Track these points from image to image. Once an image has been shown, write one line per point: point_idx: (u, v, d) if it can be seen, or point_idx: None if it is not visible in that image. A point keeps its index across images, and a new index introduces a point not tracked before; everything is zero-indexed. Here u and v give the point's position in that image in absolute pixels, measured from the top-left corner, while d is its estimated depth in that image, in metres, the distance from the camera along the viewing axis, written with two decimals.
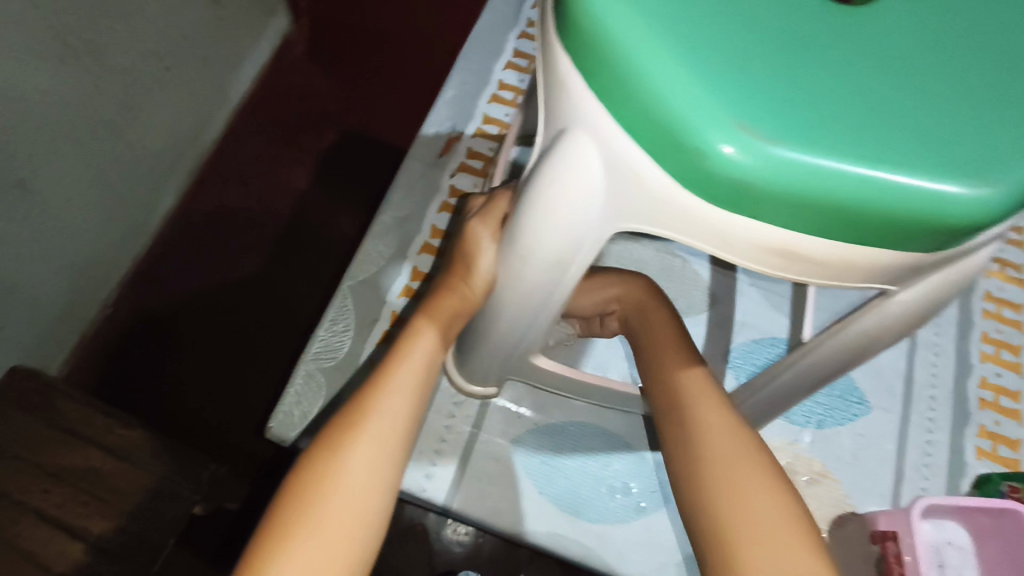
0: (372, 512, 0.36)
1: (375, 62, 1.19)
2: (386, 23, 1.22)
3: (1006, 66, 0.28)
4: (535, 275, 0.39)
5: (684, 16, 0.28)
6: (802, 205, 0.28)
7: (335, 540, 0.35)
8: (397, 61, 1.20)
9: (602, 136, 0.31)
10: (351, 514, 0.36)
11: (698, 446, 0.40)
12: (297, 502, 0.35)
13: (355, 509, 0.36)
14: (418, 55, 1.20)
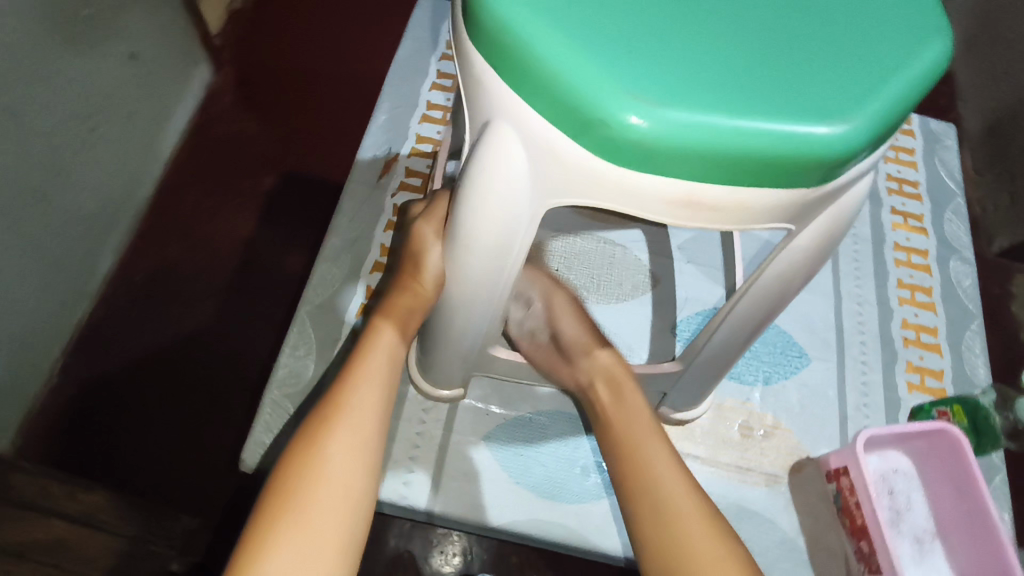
0: (356, 498, 0.40)
1: (297, 101, 1.21)
2: (309, 63, 1.26)
3: (837, 25, 0.35)
4: (473, 262, 0.43)
5: (571, 16, 0.33)
6: (695, 159, 0.33)
7: (324, 520, 0.38)
8: (320, 98, 1.22)
9: (522, 124, 0.35)
10: (337, 499, 0.39)
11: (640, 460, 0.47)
12: (286, 490, 0.39)
13: (342, 494, 0.39)
14: (344, 90, 1.24)
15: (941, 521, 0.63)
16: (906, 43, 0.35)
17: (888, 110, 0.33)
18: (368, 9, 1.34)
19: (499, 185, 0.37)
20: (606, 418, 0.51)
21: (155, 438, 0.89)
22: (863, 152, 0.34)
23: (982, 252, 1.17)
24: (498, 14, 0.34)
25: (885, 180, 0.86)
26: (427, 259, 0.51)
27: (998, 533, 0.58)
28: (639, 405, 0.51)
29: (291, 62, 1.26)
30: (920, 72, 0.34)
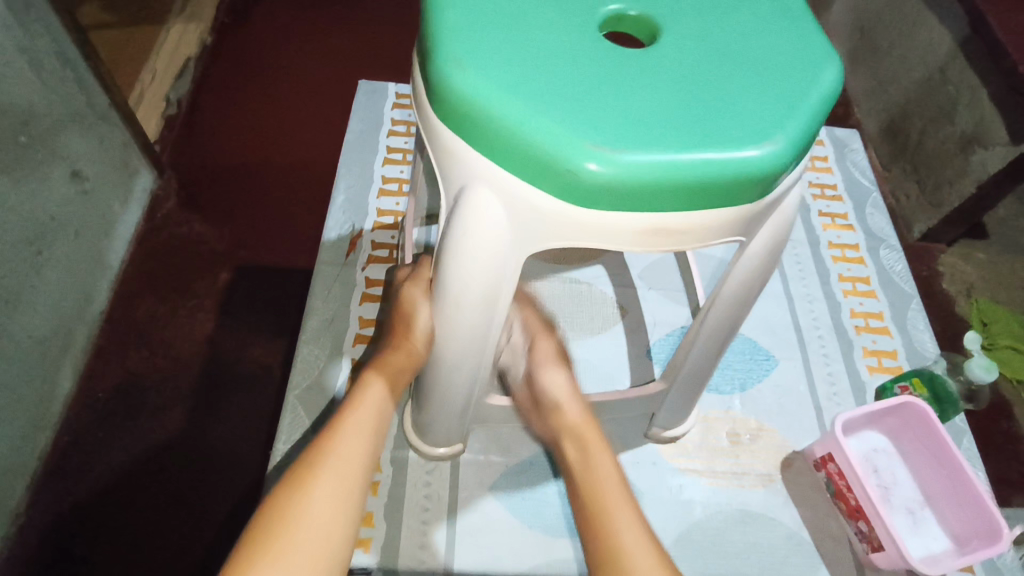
0: (337, 537, 0.41)
1: (245, 196, 1.24)
2: (250, 158, 1.30)
3: (748, 62, 0.41)
4: (465, 316, 0.46)
5: (525, 85, 0.38)
6: (649, 192, 0.37)
7: (302, 556, 0.39)
8: (267, 190, 1.25)
9: (496, 184, 0.39)
10: (318, 536, 0.40)
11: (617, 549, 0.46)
12: (271, 522, 0.40)
13: (323, 530, 0.41)
14: (289, 179, 1.27)
15: (928, 490, 0.67)
16: (809, 68, 0.41)
17: (802, 129, 0.39)
18: (301, 101, 1.40)
19: (479, 240, 0.40)
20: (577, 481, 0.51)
21: (142, 559, 0.86)
22: (787, 167, 0.39)
23: (904, 238, 1.28)
24: (461, 93, 0.38)
25: (809, 187, 0.95)
26: (417, 320, 0.54)
27: (977, 489, 0.62)
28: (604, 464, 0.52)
29: (233, 160, 1.29)
30: (823, 93, 0.40)
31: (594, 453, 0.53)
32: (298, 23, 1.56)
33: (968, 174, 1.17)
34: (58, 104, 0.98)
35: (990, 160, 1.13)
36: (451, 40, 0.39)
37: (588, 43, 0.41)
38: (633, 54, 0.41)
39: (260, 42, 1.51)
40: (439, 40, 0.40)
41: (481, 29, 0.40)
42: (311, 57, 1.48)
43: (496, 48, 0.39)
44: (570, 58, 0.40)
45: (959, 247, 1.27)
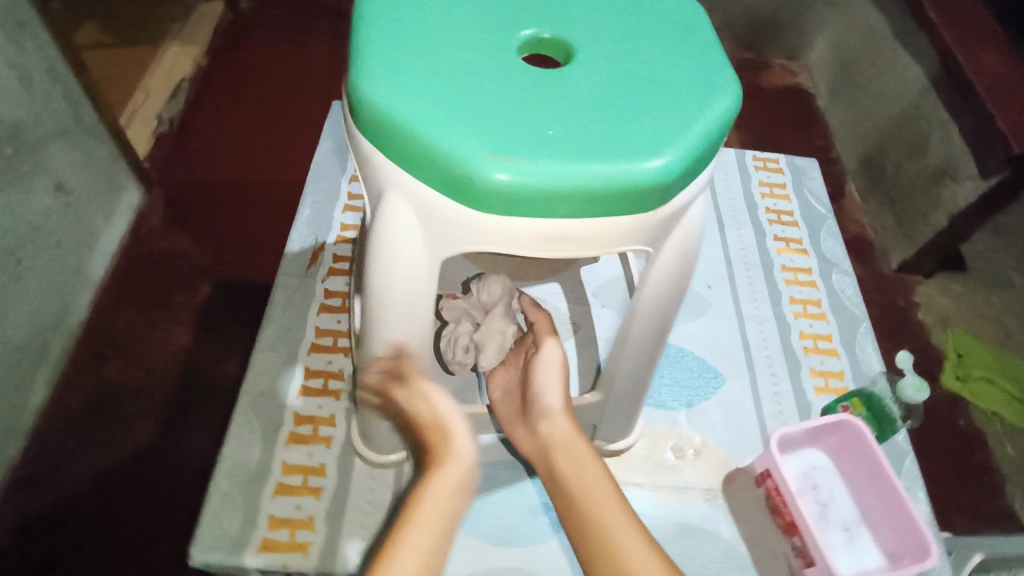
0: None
1: (228, 213, 1.27)
2: (235, 177, 1.33)
3: (651, 82, 0.43)
4: (391, 318, 0.48)
5: (433, 98, 0.40)
6: (546, 199, 0.40)
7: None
8: (251, 207, 1.28)
9: (408, 192, 0.42)
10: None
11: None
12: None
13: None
14: (270, 198, 1.30)
15: (864, 509, 0.68)
16: (709, 90, 0.43)
17: (696, 145, 0.41)
18: (284, 124, 1.44)
19: (396, 244, 0.43)
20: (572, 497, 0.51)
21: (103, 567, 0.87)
22: (684, 179, 0.41)
23: (881, 271, 1.27)
24: (373, 104, 0.40)
25: (766, 213, 0.97)
26: (443, 414, 0.51)
27: (907, 508, 0.64)
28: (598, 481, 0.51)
29: (219, 179, 1.32)
30: (720, 112, 0.42)
31: (586, 468, 0.52)
32: (281, 48, 1.59)
33: (941, 206, 1.19)
34: (44, 119, 1.01)
35: (962, 193, 1.14)
36: (368, 55, 0.42)
37: (501, 60, 0.43)
38: (543, 71, 0.43)
39: (246, 66, 1.54)
40: (357, 54, 0.42)
41: (399, 45, 0.43)
42: (297, 82, 1.52)
43: (411, 63, 0.42)
44: (481, 74, 0.42)
45: (937, 277, 1.27)
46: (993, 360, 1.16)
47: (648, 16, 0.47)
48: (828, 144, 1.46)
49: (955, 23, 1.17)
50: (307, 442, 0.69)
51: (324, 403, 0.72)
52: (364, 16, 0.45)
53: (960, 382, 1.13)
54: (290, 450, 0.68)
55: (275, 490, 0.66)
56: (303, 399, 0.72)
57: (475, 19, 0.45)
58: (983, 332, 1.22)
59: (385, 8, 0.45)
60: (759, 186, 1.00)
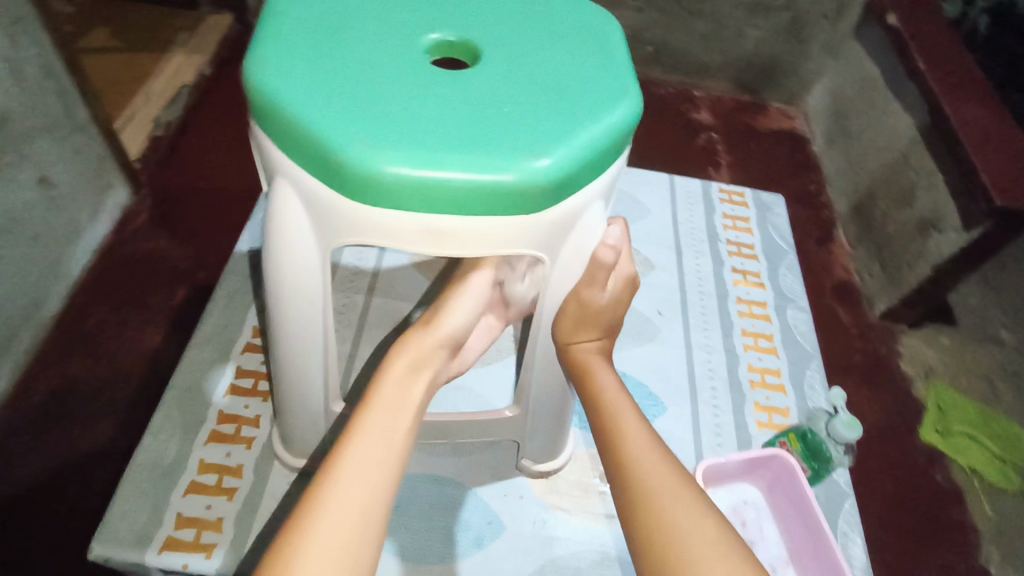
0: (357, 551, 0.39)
1: (205, 211, 1.24)
2: (233, 186, 1.29)
3: (542, 87, 0.44)
4: (290, 308, 0.48)
5: (321, 90, 0.41)
6: (419, 192, 0.39)
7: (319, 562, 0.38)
8: (235, 208, 1.26)
9: (295, 180, 0.42)
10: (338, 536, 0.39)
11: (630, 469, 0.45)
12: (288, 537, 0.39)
13: (350, 516, 0.40)
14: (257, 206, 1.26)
15: (793, 548, 0.67)
16: (603, 101, 0.43)
17: (579, 150, 0.41)
18: None
19: (286, 227, 0.43)
20: (594, 405, 0.51)
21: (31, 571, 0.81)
22: (566, 184, 0.41)
23: (865, 315, 1.26)
24: (260, 90, 0.41)
25: (726, 245, 0.97)
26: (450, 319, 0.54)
27: (833, 551, 0.62)
28: (615, 394, 0.51)
29: (204, 176, 1.30)
30: (609, 121, 0.42)
31: (605, 383, 0.52)
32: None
33: (925, 256, 1.16)
34: (36, 112, 0.96)
35: (944, 245, 1.11)
36: (266, 47, 0.43)
37: (400, 61, 0.44)
38: (440, 73, 0.44)
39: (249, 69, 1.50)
40: (256, 45, 0.43)
41: (299, 42, 0.44)
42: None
43: (308, 58, 0.43)
44: (375, 73, 0.43)
45: (924, 329, 1.25)
46: (976, 416, 1.12)
47: (559, 29, 0.48)
48: (820, 191, 1.45)
49: (944, 74, 1.17)
50: (227, 442, 0.68)
51: (250, 403, 0.71)
52: (274, 11, 0.46)
53: (942, 437, 1.09)
54: (209, 448, 0.67)
55: (187, 488, 0.65)
56: (230, 398, 0.71)
57: (383, 23, 0.46)
58: (969, 388, 1.20)
59: (295, 7, 0.46)
60: (721, 218, 1.00)
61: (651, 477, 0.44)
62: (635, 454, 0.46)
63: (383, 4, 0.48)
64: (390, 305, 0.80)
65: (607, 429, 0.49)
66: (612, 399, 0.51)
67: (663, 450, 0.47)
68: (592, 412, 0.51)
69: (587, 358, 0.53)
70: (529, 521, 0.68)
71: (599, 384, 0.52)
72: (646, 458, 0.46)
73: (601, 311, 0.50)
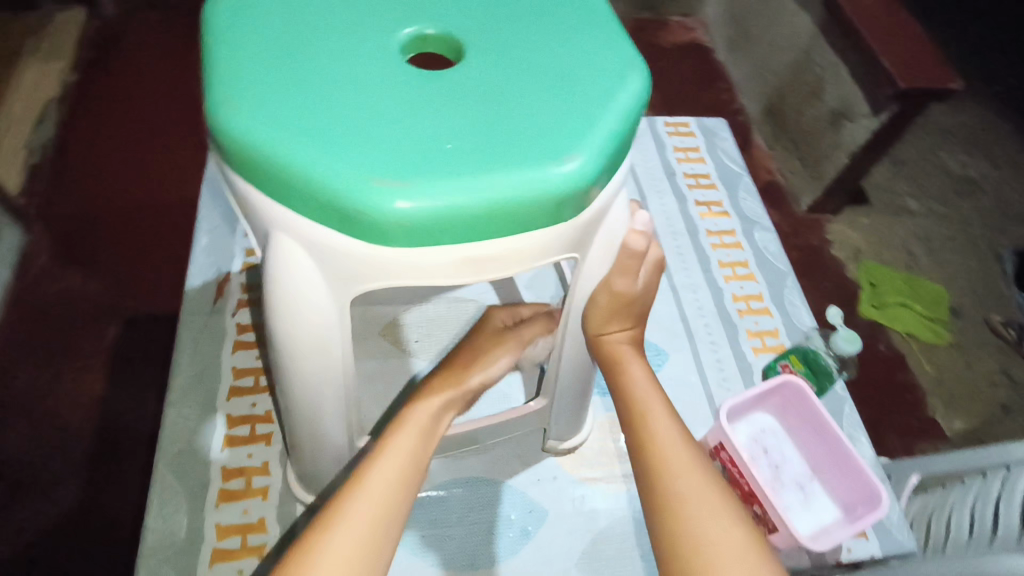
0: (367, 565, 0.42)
1: (111, 228, 1.08)
2: (125, 202, 1.11)
3: (546, 77, 0.40)
4: (309, 364, 0.44)
5: (312, 126, 0.36)
6: (451, 222, 0.35)
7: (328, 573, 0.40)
8: (142, 215, 1.10)
9: (298, 232, 0.37)
10: (347, 550, 0.41)
11: (660, 472, 0.46)
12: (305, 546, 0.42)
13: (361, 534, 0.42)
14: (156, 223, 1.10)
15: (815, 464, 0.71)
16: (614, 81, 0.40)
17: (607, 140, 0.38)
18: (169, 122, 1.24)
19: (297, 285, 0.38)
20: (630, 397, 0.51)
21: None
22: (598, 182, 0.38)
23: (794, 212, 1.30)
24: (239, 139, 0.36)
25: (684, 178, 0.97)
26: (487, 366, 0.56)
27: (854, 459, 0.66)
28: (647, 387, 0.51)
29: (95, 189, 1.13)
30: (626, 101, 0.40)
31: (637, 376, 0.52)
32: (155, 43, 1.36)
33: (841, 145, 1.20)
34: None
35: (858, 132, 1.15)
36: (228, 86, 0.37)
37: (385, 74, 0.39)
38: (432, 81, 0.39)
39: (113, 67, 1.31)
40: (217, 86, 0.37)
41: (264, 71, 0.38)
42: (172, 80, 1.30)
43: (280, 89, 0.37)
44: (362, 93, 0.38)
45: (845, 213, 1.32)
46: (902, 284, 1.21)
47: (538, 6, 0.44)
48: (733, 99, 1.46)
49: None
50: (240, 498, 0.63)
51: (254, 451, 0.66)
52: (221, 40, 0.40)
53: (879, 310, 1.17)
54: (222, 510, 0.62)
55: (211, 558, 0.60)
56: (230, 450, 0.66)
57: (352, 31, 0.41)
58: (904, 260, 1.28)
59: (243, 30, 0.40)
60: (673, 152, 1.00)
61: (682, 482, 0.45)
62: (666, 455, 0.47)
63: (339, 8, 0.42)
64: (372, 311, 0.75)
65: (638, 428, 0.49)
66: (643, 393, 0.51)
67: (693, 452, 0.47)
68: (623, 403, 0.51)
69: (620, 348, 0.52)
70: (567, 499, 0.68)
71: (631, 374, 0.52)
72: (677, 463, 0.46)
73: (636, 298, 0.49)
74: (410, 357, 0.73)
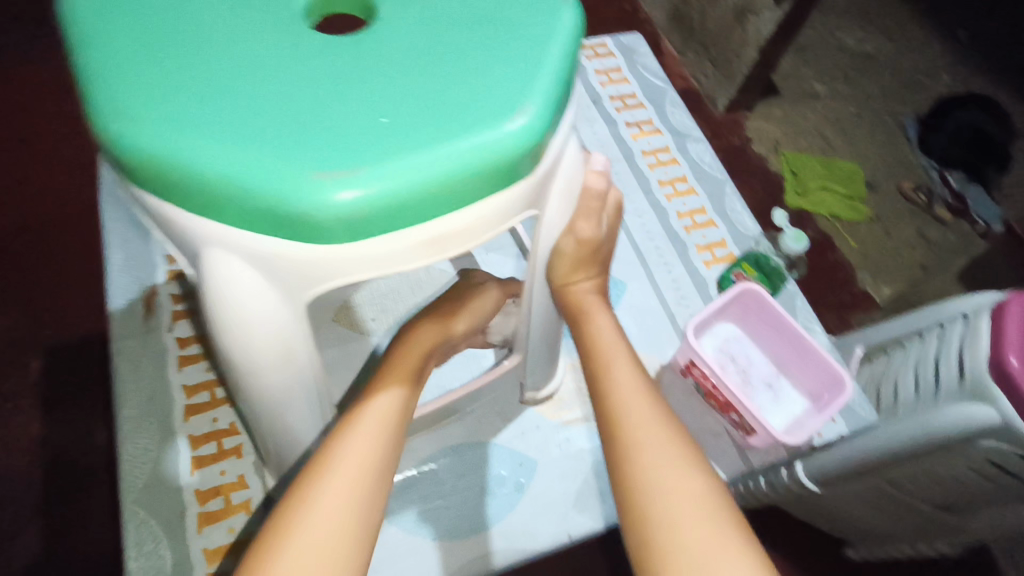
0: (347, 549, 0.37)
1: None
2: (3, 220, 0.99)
3: (472, 25, 0.36)
4: (274, 378, 0.40)
5: (224, 124, 0.31)
6: (405, 205, 0.32)
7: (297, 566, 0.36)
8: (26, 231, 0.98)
9: (233, 244, 0.33)
10: (320, 538, 0.37)
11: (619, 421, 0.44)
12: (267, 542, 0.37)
13: (335, 521, 0.38)
14: (42, 239, 0.98)
15: (779, 362, 0.74)
16: (544, 17, 0.37)
17: (552, 84, 0.35)
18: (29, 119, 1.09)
19: (242, 302, 0.35)
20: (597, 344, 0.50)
21: None
22: (549, 131, 0.36)
23: (713, 115, 1.30)
24: (143, 155, 0.31)
25: (610, 101, 0.94)
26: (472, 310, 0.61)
27: (816, 350, 0.68)
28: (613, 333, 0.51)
29: None
30: (562, 38, 0.37)
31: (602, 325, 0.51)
32: None
33: (749, 41, 1.19)
34: None
35: (763, 26, 1.14)
36: (114, 94, 0.32)
37: (295, 50, 0.34)
38: (348, 49, 0.35)
39: None
40: (99, 98, 0.32)
41: (153, 70, 0.33)
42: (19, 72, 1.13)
43: (176, 87, 0.32)
44: (274, 75, 0.33)
45: (761, 108, 1.33)
46: (823, 169, 1.25)
47: None
48: (636, 8, 1.42)
49: None
50: (224, 517, 0.60)
51: (226, 467, 0.63)
52: (90, 42, 0.34)
53: (804, 198, 1.21)
54: (207, 534, 0.59)
55: None
56: (200, 472, 0.62)
57: (241, 6, 0.36)
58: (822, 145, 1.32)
59: (113, 25, 0.34)
60: (595, 75, 0.97)
61: (639, 432, 0.43)
62: (631, 404, 0.45)
63: None
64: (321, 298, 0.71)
65: (601, 380, 0.47)
66: (607, 340, 0.50)
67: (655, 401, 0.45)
68: (587, 355, 0.49)
69: (586, 297, 0.52)
70: (555, 445, 0.68)
71: (598, 325, 0.51)
72: (640, 411, 0.44)
73: (598, 244, 0.48)
74: (370, 337, 0.69)
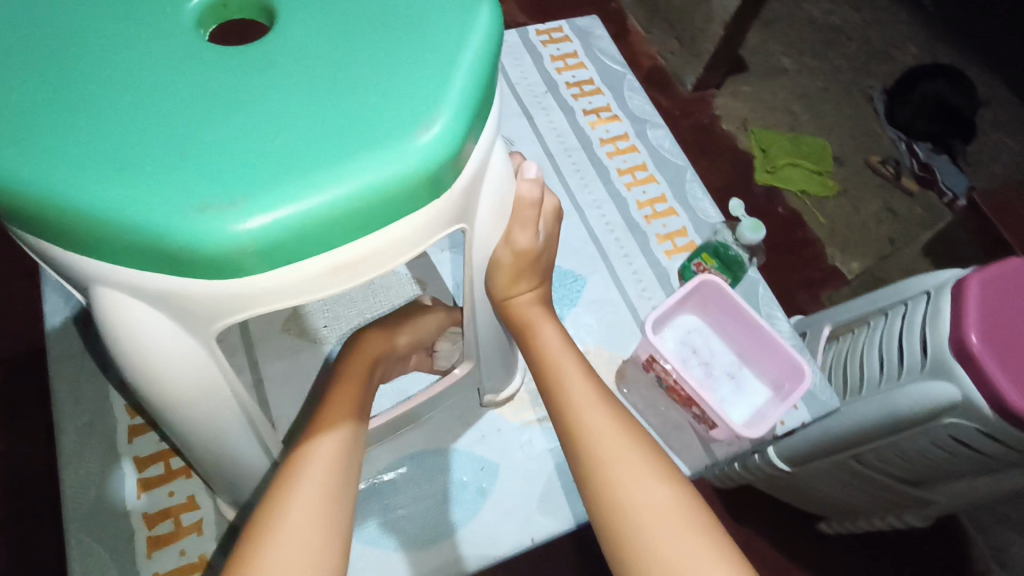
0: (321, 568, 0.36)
1: None
2: None
3: (380, 32, 0.34)
4: (194, 411, 0.38)
5: (103, 156, 0.29)
6: (308, 232, 0.30)
7: None
8: None
9: (128, 282, 0.31)
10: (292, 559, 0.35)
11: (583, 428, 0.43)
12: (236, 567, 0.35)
13: (304, 542, 0.36)
14: None
15: (740, 352, 0.73)
16: (459, 19, 0.35)
17: (467, 92, 0.33)
18: None
19: (151, 341, 0.33)
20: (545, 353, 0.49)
21: None
22: (468, 142, 0.34)
23: (679, 94, 1.28)
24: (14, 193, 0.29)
25: (567, 88, 0.92)
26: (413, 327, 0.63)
27: (775, 339, 0.68)
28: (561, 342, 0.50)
29: None
30: (478, 41, 0.34)
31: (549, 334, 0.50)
32: None
33: (714, 18, 1.16)
34: None
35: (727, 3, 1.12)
36: None
37: (185, 68, 0.32)
38: (244, 64, 0.32)
39: None
40: None
41: (26, 99, 0.30)
42: None
43: (52, 117, 0.30)
44: (162, 96, 0.31)
45: (727, 85, 1.31)
46: (790, 146, 1.24)
47: None
48: None
49: None
50: (174, 540, 0.58)
51: (175, 488, 0.61)
52: None
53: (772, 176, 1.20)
54: (156, 558, 0.57)
55: None
56: (147, 494, 0.60)
57: (126, 22, 0.33)
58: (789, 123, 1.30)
59: None
60: (550, 62, 0.94)
61: (603, 437, 0.42)
62: (591, 412, 0.44)
63: None
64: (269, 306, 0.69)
65: (555, 391, 0.46)
66: (556, 350, 0.49)
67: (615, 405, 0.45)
68: (538, 367, 0.48)
69: (529, 310, 0.51)
70: (517, 447, 0.67)
71: (543, 336, 0.50)
72: (604, 416, 0.44)
73: (536, 253, 0.47)
74: (322, 344, 0.67)
